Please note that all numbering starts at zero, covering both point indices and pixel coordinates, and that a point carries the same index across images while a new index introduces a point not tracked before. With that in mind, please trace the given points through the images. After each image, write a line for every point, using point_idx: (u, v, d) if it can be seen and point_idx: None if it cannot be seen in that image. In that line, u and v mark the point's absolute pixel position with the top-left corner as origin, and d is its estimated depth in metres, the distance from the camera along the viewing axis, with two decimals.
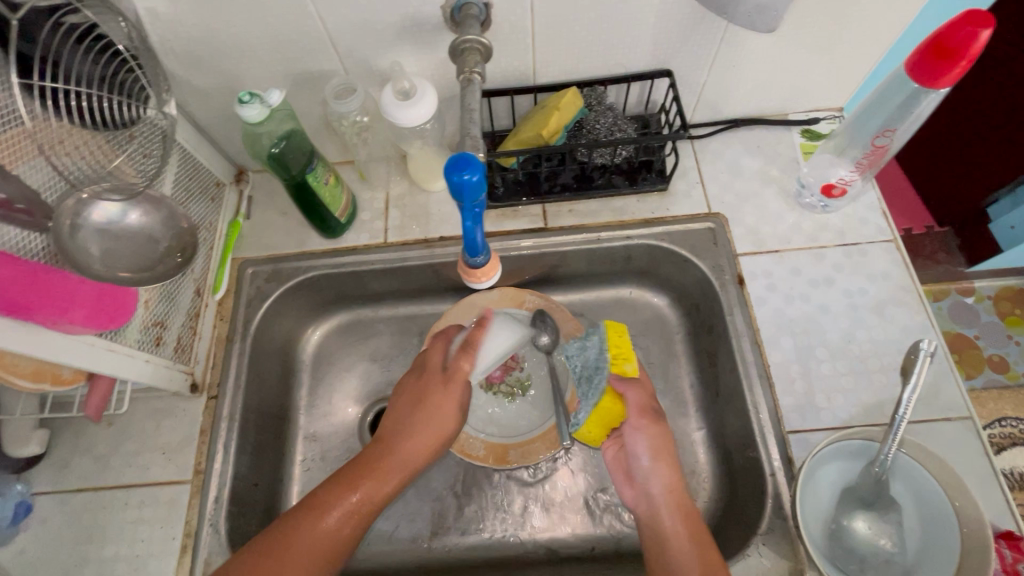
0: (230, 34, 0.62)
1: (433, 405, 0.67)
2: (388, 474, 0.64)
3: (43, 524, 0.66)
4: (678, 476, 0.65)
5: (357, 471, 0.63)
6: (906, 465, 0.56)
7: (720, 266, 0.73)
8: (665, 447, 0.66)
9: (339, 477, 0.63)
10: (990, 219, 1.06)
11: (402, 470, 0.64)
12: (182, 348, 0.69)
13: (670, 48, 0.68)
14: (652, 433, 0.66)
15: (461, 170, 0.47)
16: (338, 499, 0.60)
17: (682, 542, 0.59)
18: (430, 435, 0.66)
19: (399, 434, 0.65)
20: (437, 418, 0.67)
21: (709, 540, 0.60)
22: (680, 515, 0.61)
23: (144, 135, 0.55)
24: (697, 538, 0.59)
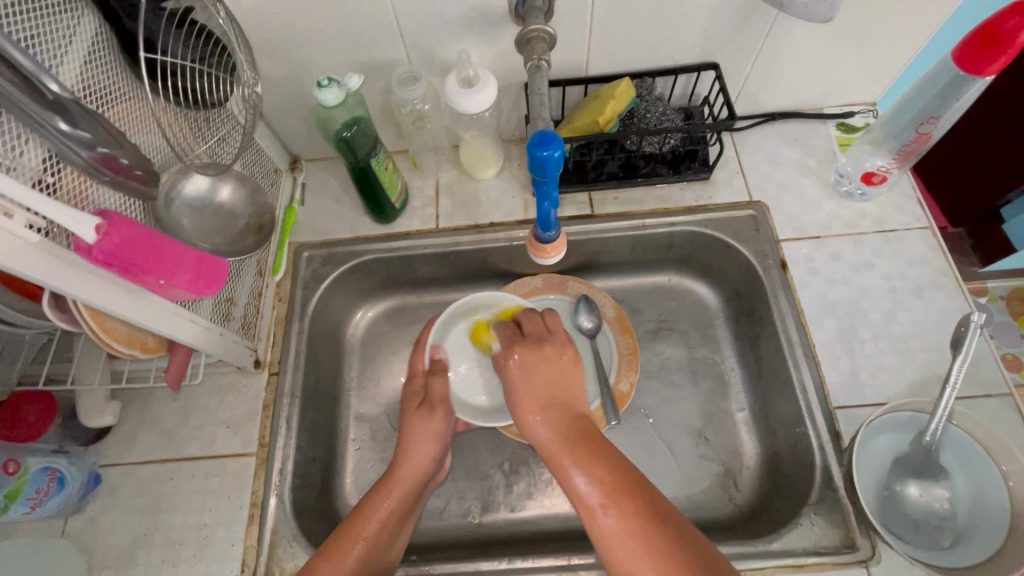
0: (306, 24, 0.65)
1: (416, 416, 0.70)
2: (400, 486, 0.66)
3: (110, 495, 0.67)
4: (561, 399, 0.60)
5: (374, 494, 0.64)
6: (955, 436, 0.58)
7: (763, 251, 0.76)
8: (543, 379, 0.61)
9: (359, 506, 0.63)
10: (1004, 220, 1.09)
11: (409, 482, 0.66)
12: (248, 325, 0.72)
13: (718, 41, 0.71)
14: (522, 373, 0.62)
15: (546, 146, 0.50)
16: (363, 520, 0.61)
17: (602, 499, 0.50)
18: (427, 444, 0.69)
19: (400, 452, 0.68)
20: (427, 428, 0.69)
21: (626, 472, 0.52)
22: (580, 451, 0.54)
23: (221, 122, 0.60)
24: (613, 482, 0.50)
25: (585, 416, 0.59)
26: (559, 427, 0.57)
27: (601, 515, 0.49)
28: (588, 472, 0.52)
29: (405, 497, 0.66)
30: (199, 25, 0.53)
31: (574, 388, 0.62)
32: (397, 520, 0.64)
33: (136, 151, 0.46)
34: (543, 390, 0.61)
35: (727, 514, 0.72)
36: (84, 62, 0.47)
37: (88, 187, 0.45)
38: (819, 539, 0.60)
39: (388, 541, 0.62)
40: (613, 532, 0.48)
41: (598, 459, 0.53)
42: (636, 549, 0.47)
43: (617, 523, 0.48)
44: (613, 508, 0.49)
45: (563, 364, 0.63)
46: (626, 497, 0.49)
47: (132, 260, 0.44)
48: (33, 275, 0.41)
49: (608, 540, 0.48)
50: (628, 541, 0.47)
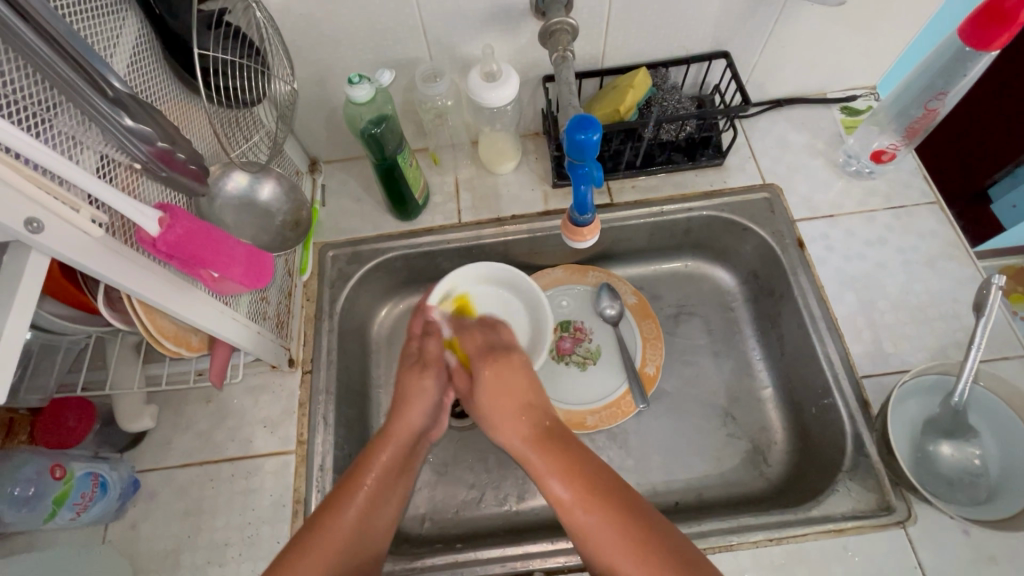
0: (332, 24, 0.66)
1: (410, 375, 0.70)
2: (393, 441, 0.63)
3: (150, 500, 0.66)
4: (527, 403, 0.63)
5: (367, 453, 0.61)
6: (982, 396, 0.60)
7: (780, 231, 0.78)
8: (508, 388, 0.64)
9: (354, 467, 0.60)
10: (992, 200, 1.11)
11: (403, 438, 0.64)
12: (280, 324, 0.72)
13: (730, 31, 0.73)
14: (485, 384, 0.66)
15: (585, 130, 0.53)
16: (358, 484, 0.58)
17: (575, 497, 0.52)
18: (417, 402, 0.67)
19: (396, 407, 0.66)
20: (415, 385, 0.68)
21: (591, 468, 0.54)
22: (549, 451, 0.56)
23: (248, 122, 0.62)
24: (577, 482, 0.53)
25: (549, 417, 0.61)
26: (526, 430, 0.60)
27: (570, 511, 0.52)
28: (558, 469, 0.54)
29: (399, 454, 0.63)
30: (232, 25, 0.54)
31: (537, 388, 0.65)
32: (392, 479, 0.61)
33: (190, 147, 0.48)
34: (512, 400, 0.63)
35: (760, 489, 0.74)
36: (133, 60, 0.48)
37: (139, 183, 0.46)
38: (856, 504, 0.62)
39: (384, 498, 0.59)
40: (586, 525, 0.50)
41: (560, 459, 0.55)
42: (607, 537, 0.49)
43: (587, 516, 0.51)
44: (580, 507, 0.51)
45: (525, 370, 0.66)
46: (591, 493, 0.52)
47: (193, 252, 0.45)
48: (99, 270, 0.41)
49: (583, 531, 0.50)
50: (601, 528, 0.50)
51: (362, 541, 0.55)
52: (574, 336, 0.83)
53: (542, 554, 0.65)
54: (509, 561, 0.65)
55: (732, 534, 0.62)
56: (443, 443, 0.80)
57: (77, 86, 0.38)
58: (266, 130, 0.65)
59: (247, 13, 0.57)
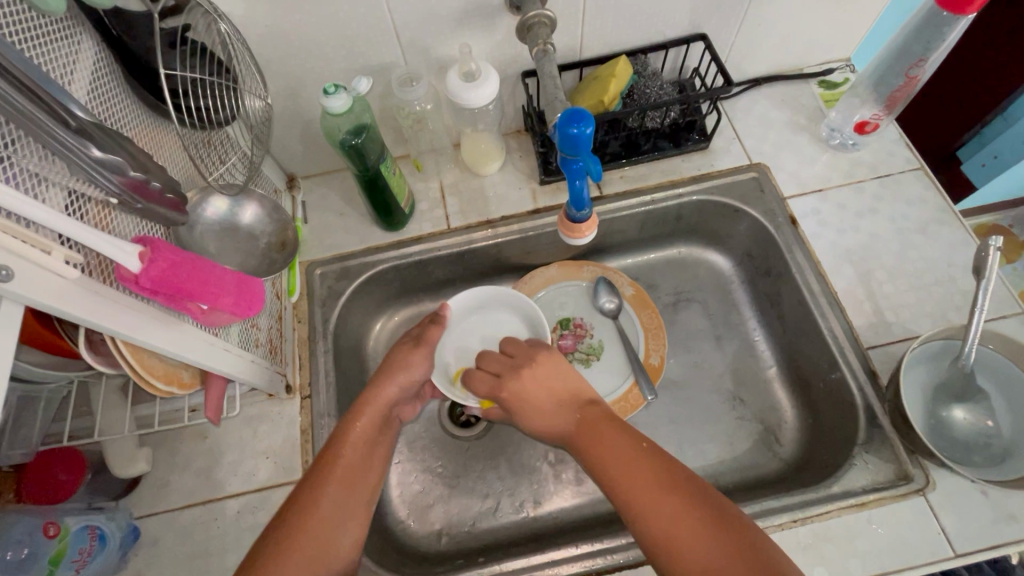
0: (300, 34, 0.63)
1: (399, 350, 0.67)
2: (365, 416, 0.60)
3: (153, 546, 0.63)
4: (567, 395, 0.60)
5: (342, 424, 0.59)
6: (987, 357, 0.61)
7: (772, 210, 0.78)
8: (548, 377, 0.62)
9: (327, 444, 0.57)
10: (961, 161, 1.12)
11: (377, 410, 0.61)
12: (274, 350, 0.69)
13: (706, 13, 0.72)
14: (512, 392, 0.61)
15: (577, 123, 0.53)
16: (332, 465, 0.55)
17: (620, 477, 0.50)
18: (396, 375, 0.64)
19: (373, 379, 0.64)
20: (402, 360, 0.65)
21: (646, 446, 0.52)
22: (594, 431, 0.55)
23: (220, 142, 0.59)
24: (638, 458, 0.50)
25: (599, 403, 0.59)
26: (577, 416, 0.57)
27: (634, 489, 0.49)
28: (617, 445, 0.52)
29: (372, 426, 0.60)
30: (198, 43, 0.51)
31: (571, 379, 0.62)
32: (368, 456, 0.58)
33: (164, 175, 0.46)
34: (546, 392, 0.61)
35: (775, 470, 0.73)
36: (93, 87, 0.45)
37: (111, 217, 0.43)
38: (874, 476, 0.62)
39: (362, 475, 0.56)
40: (643, 498, 0.48)
41: (614, 439, 0.53)
42: (659, 502, 0.47)
43: (650, 496, 0.47)
44: (647, 489, 0.48)
45: (551, 367, 0.63)
46: (653, 468, 0.49)
47: (178, 286, 0.43)
48: (82, 315, 0.39)
49: (644, 511, 0.47)
50: (665, 508, 0.46)
51: (336, 532, 0.51)
52: (575, 333, 0.82)
53: (568, 559, 0.63)
54: (535, 570, 0.63)
55: (757, 519, 0.61)
56: (452, 455, 0.78)
57: (34, 118, 0.35)
58: (242, 152, 0.62)
59: (211, 29, 0.53)
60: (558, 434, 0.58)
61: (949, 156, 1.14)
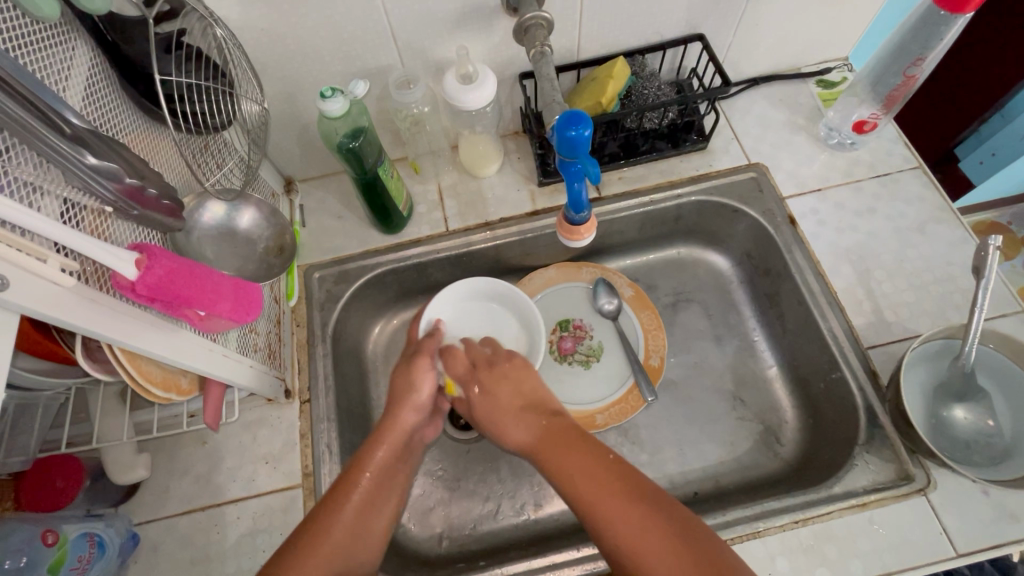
0: (296, 37, 0.63)
1: (404, 366, 0.66)
2: (386, 444, 0.59)
3: (153, 553, 0.62)
4: (531, 402, 0.59)
5: (364, 448, 0.58)
6: (988, 357, 0.61)
7: (771, 210, 0.78)
8: (517, 381, 0.61)
9: (346, 470, 0.56)
10: (959, 159, 1.12)
11: (397, 436, 0.60)
12: (272, 355, 0.69)
13: (703, 13, 0.72)
14: (483, 384, 0.62)
15: (575, 125, 0.53)
16: (352, 488, 0.54)
17: (578, 489, 0.49)
18: (416, 397, 0.63)
19: (393, 402, 0.63)
20: (410, 377, 0.64)
21: (611, 458, 0.50)
22: (554, 441, 0.53)
23: (217, 147, 0.59)
24: (600, 473, 0.48)
25: (563, 413, 0.57)
26: (541, 424, 0.56)
27: (592, 502, 0.47)
28: (579, 457, 0.51)
29: (393, 451, 0.59)
30: (194, 47, 0.51)
31: (540, 387, 0.61)
32: (388, 478, 0.58)
33: (160, 182, 0.46)
34: (512, 396, 0.60)
35: (776, 470, 0.73)
36: (87, 93, 0.44)
37: (107, 225, 0.43)
38: (875, 476, 0.62)
39: (382, 497, 0.56)
40: (602, 509, 0.46)
41: (574, 449, 0.51)
42: (616, 513, 0.46)
43: (607, 508, 0.46)
44: (603, 499, 0.47)
45: (521, 372, 0.62)
46: (615, 482, 0.48)
47: (176, 292, 0.43)
48: (77, 323, 0.38)
49: (604, 523, 0.46)
50: (623, 518, 0.45)
51: (351, 554, 0.50)
52: (575, 335, 0.82)
53: (569, 563, 0.63)
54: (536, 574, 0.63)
55: (758, 520, 0.61)
56: (452, 458, 0.78)
57: (28, 125, 0.35)
58: (240, 156, 0.62)
59: (207, 33, 0.53)
60: (523, 445, 0.56)
61: (947, 154, 1.14)
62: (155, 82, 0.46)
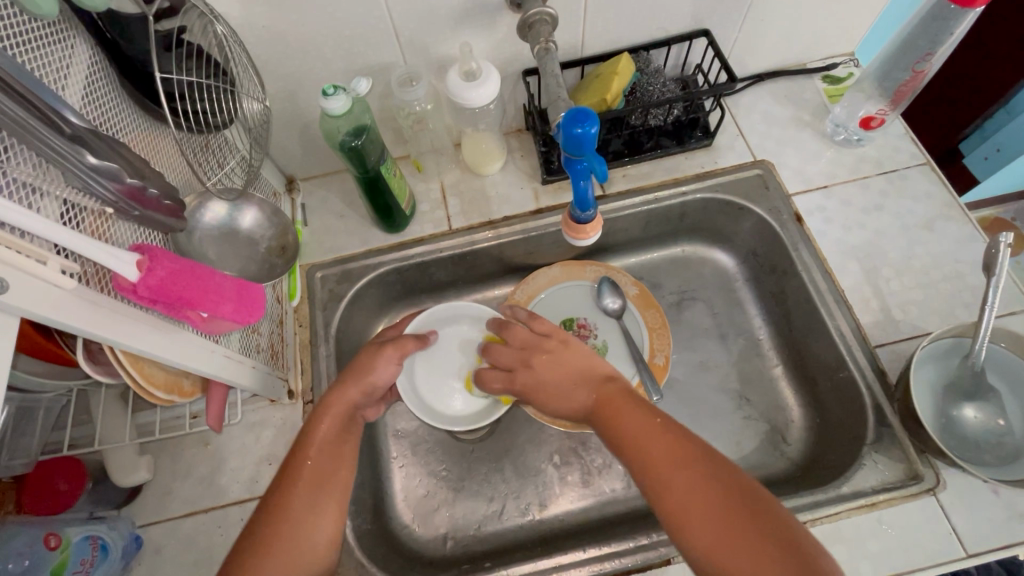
0: (298, 34, 0.62)
1: (366, 351, 0.65)
2: (328, 418, 0.57)
3: (156, 555, 0.62)
4: (586, 373, 0.59)
5: (308, 425, 0.57)
6: (998, 356, 0.61)
7: (776, 208, 0.77)
8: (562, 358, 0.61)
9: (294, 451, 0.55)
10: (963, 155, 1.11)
11: (339, 411, 0.58)
12: (275, 355, 0.69)
13: (709, 9, 0.71)
14: (531, 377, 0.61)
15: (581, 123, 0.53)
16: (299, 469, 0.52)
17: (636, 450, 0.50)
18: (368, 376, 0.62)
19: (339, 380, 0.61)
20: (366, 362, 0.63)
21: (661, 422, 0.51)
22: (613, 407, 0.54)
23: (218, 146, 0.58)
24: (657, 436, 0.50)
25: (616, 379, 0.58)
26: (595, 394, 0.56)
27: (652, 461, 0.48)
28: (634, 421, 0.52)
29: (336, 427, 0.57)
30: (194, 44, 0.50)
31: (592, 357, 0.61)
32: (337, 450, 0.55)
33: (161, 182, 0.46)
34: (563, 371, 0.60)
35: (783, 469, 0.73)
36: (87, 91, 0.44)
37: (109, 226, 0.43)
38: (884, 476, 0.61)
39: (332, 473, 0.53)
40: (661, 470, 0.48)
41: (633, 413, 0.52)
42: (675, 472, 0.47)
43: (666, 468, 0.47)
44: (662, 460, 0.48)
45: (565, 349, 0.61)
46: (671, 445, 0.49)
47: (178, 294, 0.43)
48: (81, 325, 0.38)
49: (660, 483, 0.47)
50: (680, 479, 0.46)
51: (305, 535, 0.49)
52: (579, 334, 0.81)
53: (575, 563, 0.63)
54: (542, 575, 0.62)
55: None
56: (456, 458, 0.77)
57: (27, 125, 0.34)
58: (241, 156, 0.61)
59: (208, 30, 0.52)
60: (582, 412, 0.57)
61: (952, 150, 1.14)
62: (156, 80, 0.45)
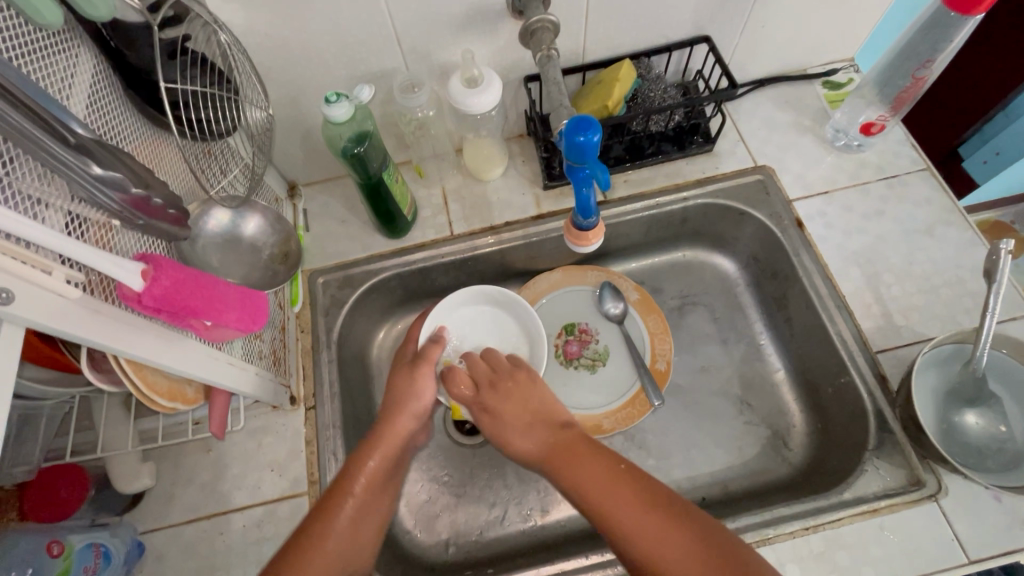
0: (300, 41, 0.62)
1: (403, 372, 0.66)
2: (378, 452, 0.59)
3: (158, 562, 0.62)
4: (540, 416, 0.58)
5: (356, 456, 0.58)
6: (999, 362, 0.61)
7: (777, 213, 0.77)
8: (519, 398, 0.61)
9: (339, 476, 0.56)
10: (962, 158, 1.11)
11: (391, 444, 0.60)
12: (276, 361, 0.69)
13: (710, 15, 0.72)
14: (489, 414, 0.61)
15: (584, 131, 0.53)
16: (345, 496, 0.54)
17: (595, 498, 0.49)
18: (411, 406, 0.63)
19: (387, 410, 0.63)
20: (409, 384, 0.64)
21: (624, 468, 0.51)
22: (567, 453, 0.53)
23: (221, 153, 0.58)
24: (614, 481, 0.49)
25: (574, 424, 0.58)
26: (550, 438, 0.56)
27: (612, 508, 0.48)
28: (591, 466, 0.51)
29: (386, 461, 0.59)
30: (198, 52, 0.50)
31: (546, 400, 0.61)
32: (381, 483, 0.58)
33: (165, 190, 0.46)
34: (520, 412, 0.59)
35: (785, 475, 0.73)
36: (92, 100, 0.44)
37: (113, 236, 0.43)
38: (886, 482, 0.61)
39: (376, 505, 0.56)
40: (621, 519, 0.47)
41: (589, 458, 0.52)
42: (635, 516, 0.47)
43: (626, 513, 0.47)
44: (621, 506, 0.47)
45: (523, 388, 0.61)
46: (632, 490, 0.48)
47: (182, 304, 0.43)
48: (85, 335, 0.38)
49: (622, 530, 0.47)
50: (642, 524, 0.46)
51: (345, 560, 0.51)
52: (580, 339, 0.81)
53: (578, 570, 0.62)
54: None
55: (768, 527, 0.60)
56: (458, 463, 0.77)
57: (34, 137, 0.35)
58: (245, 163, 0.61)
59: (212, 38, 0.52)
60: (533, 456, 0.56)
61: (951, 154, 1.14)
62: (160, 89, 0.45)
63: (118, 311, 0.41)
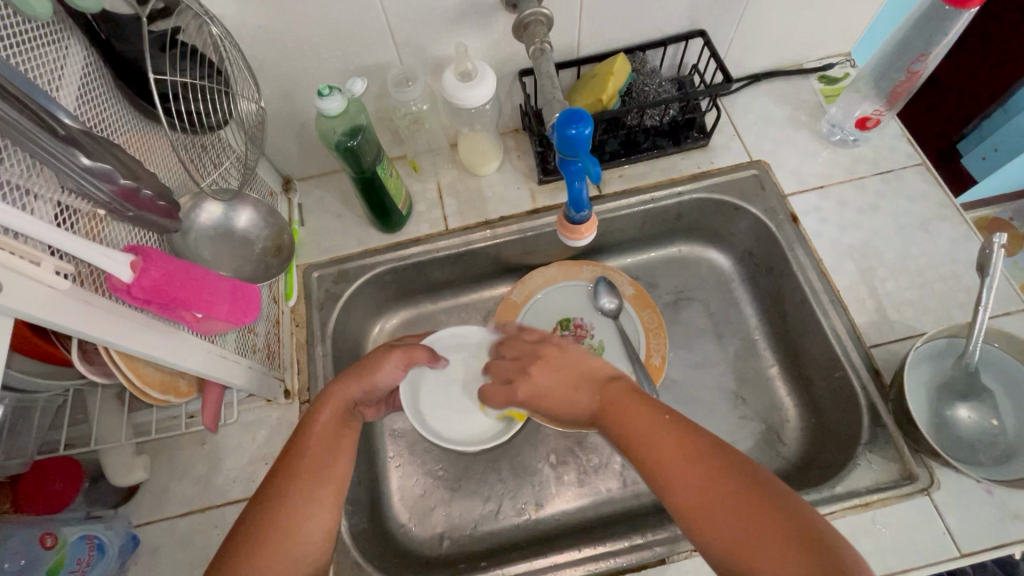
0: (293, 35, 0.62)
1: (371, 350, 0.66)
2: (327, 409, 0.57)
3: (153, 554, 0.62)
4: (586, 377, 0.59)
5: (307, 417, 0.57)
6: (991, 356, 0.61)
7: (773, 208, 0.77)
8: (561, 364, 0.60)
9: (294, 436, 0.55)
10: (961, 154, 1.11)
11: (340, 404, 0.59)
12: (271, 355, 0.69)
13: (704, 10, 0.71)
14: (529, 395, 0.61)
15: (576, 124, 0.53)
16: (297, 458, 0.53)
17: (643, 448, 0.50)
18: (365, 375, 0.62)
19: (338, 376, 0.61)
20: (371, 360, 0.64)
21: (670, 418, 0.51)
22: (617, 406, 0.54)
23: (213, 146, 0.58)
24: (662, 431, 0.50)
25: (620, 377, 0.58)
26: (597, 397, 0.56)
27: (659, 456, 0.49)
28: (640, 417, 0.52)
29: (335, 423, 0.57)
30: (189, 45, 0.50)
31: (590, 361, 0.60)
32: (333, 439, 0.55)
33: (155, 182, 0.46)
34: (563, 377, 0.59)
35: (778, 469, 0.73)
36: (82, 93, 0.44)
37: (103, 227, 0.43)
38: (878, 476, 0.62)
39: (331, 461, 0.54)
40: (670, 467, 0.48)
41: (637, 411, 0.52)
42: (682, 464, 0.47)
43: (670, 460, 0.48)
44: (669, 455, 0.48)
45: (563, 354, 0.61)
46: (679, 440, 0.49)
47: (171, 296, 0.43)
48: (75, 326, 0.38)
49: (668, 477, 0.47)
50: (688, 473, 0.47)
51: (294, 521, 0.49)
52: (575, 334, 0.81)
53: (571, 563, 0.63)
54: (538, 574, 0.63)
55: None
56: (453, 457, 0.77)
57: (23, 128, 0.35)
58: (237, 155, 0.61)
59: (203, 31, 0.53)
60: (587, 415, 0.57)
61: (949, 149, 1.13)
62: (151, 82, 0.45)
63: (109, 302, 0.41)
